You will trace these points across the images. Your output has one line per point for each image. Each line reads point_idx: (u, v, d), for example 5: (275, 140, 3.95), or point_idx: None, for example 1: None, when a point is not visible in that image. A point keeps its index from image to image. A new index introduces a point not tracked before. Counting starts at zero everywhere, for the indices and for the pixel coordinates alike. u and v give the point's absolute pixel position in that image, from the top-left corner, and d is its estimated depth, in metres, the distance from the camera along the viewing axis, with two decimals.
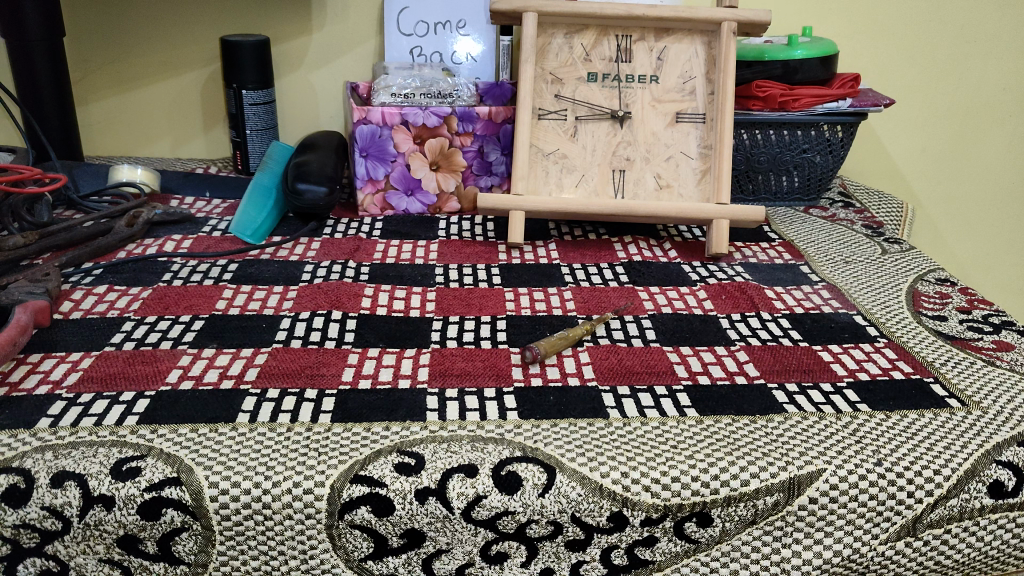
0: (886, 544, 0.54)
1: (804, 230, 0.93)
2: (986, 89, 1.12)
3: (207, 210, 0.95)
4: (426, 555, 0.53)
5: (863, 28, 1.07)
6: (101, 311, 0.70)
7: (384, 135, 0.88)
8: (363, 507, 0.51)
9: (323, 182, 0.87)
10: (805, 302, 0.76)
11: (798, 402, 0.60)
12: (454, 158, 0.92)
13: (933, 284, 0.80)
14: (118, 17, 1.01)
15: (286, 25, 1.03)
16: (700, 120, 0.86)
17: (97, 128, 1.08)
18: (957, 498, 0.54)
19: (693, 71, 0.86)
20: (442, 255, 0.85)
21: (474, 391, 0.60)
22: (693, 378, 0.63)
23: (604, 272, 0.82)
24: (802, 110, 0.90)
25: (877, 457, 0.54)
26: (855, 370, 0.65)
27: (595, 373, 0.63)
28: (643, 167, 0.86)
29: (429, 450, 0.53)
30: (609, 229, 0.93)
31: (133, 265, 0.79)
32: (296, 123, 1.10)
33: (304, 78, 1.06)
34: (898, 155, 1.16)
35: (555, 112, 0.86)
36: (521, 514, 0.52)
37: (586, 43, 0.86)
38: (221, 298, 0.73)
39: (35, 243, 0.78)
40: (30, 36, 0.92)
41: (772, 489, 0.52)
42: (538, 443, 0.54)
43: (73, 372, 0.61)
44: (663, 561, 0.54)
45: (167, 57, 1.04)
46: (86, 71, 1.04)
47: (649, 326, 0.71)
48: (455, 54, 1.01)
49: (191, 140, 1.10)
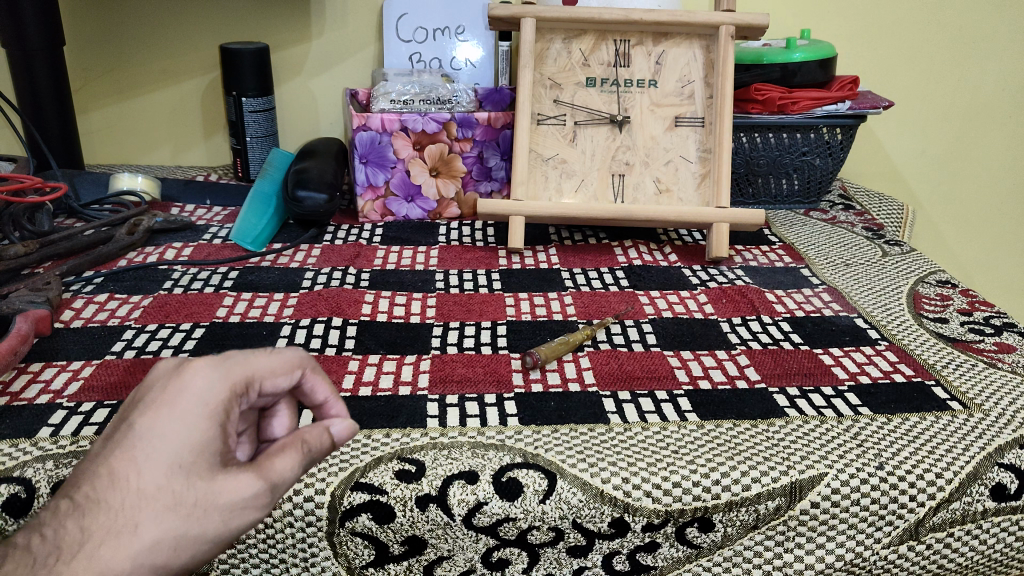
0: (889, 548, 0.54)
1: (804, 233, 0.93)
2: (986, 90, 1.12)
3: (208, 218, 0.95)
4: (428, 561, 0.53)
5: (862, 31, 1.07)
6: (102, 319, 0.70)
7: (384, 141, 0.89)
8: (364, 514, 0.51)
9: (322, 189, 0.87)
10: (806, 305, 0.76)
11: (800, 406, 0.60)
12: (454, 163, 0.92)
13: (934, 286, 0.80)
14: (118, 25, 1.01)
15: (286, 33, 1.03)
16: (700, 124, 0.87)
17: (98, 137, 1.08)
18: (960, 501, 0.54)
19: (691, 75, 0.86)
20: (443, 261, 0.85)
21: (475, 397, 0.60)
22: (694, 383, 0.63)
23: (604, 276, 0.82)
24: (801, 113, 0.90)
25: (880, 461, 0.54)
26: (857, 373, 0.65)
27: (595, 378, 0.63)
28: (643, 172, 0.86)
29: (429, 457, 0.53)
30: (609, 233, 0.93)
31: (134, 273, 0.79)
32: (297, 130, 1.10)
33: (304, 84, 1.07)
34: (899, 157, 1.16)
35: (554, 117, 0.86)
36: (523, 521, 0.51)
37: (585, 47, 0.86)
38: (222, 306, 0.74)
39: (35, 253, 0.77)
40: (30, 46, 0.92)
41: (774, 493, 0.52)
42: (538, 449, 0.54)
43: (74, 381, 0.61)
44: (665, 565, 0.54)
45: (167, 65, 1.04)
46: (86, 80, 1.04)
47: (649, 330, 0.71)
48: (454, 59, 1.01)
49: (192, 147, 1.10)
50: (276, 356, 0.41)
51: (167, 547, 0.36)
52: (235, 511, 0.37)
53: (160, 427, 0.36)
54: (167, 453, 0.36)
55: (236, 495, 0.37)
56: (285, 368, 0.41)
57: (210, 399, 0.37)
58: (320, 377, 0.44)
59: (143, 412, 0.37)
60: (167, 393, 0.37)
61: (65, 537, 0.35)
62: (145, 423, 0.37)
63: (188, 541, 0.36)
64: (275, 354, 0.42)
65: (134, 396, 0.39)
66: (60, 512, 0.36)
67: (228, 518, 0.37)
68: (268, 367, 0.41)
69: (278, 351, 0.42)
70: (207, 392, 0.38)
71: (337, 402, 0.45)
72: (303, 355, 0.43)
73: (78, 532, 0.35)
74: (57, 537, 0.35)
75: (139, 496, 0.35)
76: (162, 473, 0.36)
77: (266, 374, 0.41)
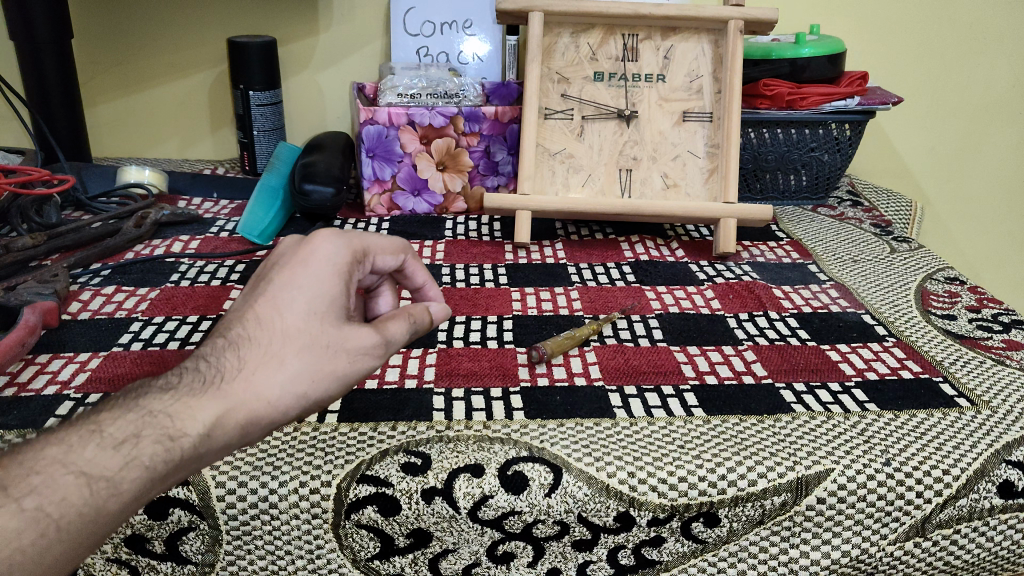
0: (895, 544, 0.54)
1: (812, 229, 0.93)
2: (996, 87, 1.11)
3: (215, 211, 0.95)
4: (433, 554, 0.53)
5: (871, 25, 1.07)
6: (109, 311, 0.71)
7: (391, 135, 0.88)
8: (369, 506, 0.51)
9: (329, 182, 0.87)
10: (813, 301, 0.76)
11: (807, 402, 0.60)
12: (461, 158, 0.92)
13: (942, 283, 0.80)
14: (126, 18, 1.01)
15: (294, 26, 1.03)
16: (707, 119, 0.86)
17: (106, 130, 1.08)
18: (968, 498, 0.53)
19: (700, 69, 0.86)
20: (450, 255, 0.85)
21: (481, 390, 0.60)
22: (701, 378, 0.63)
23: (611, 271, 0.82)
24: (809, 108, 0.90)
25: (886, 456, 0.54)
26: (864, 369, 0.65)
27: (601, 373, 0.63)
28: (650, 167, 0.86)
29: (435, 449, 0.53)
30: (616, 228, 0.93)
31: (141, 266, 0.79)
32: (304, 124, 1.10)
33: (311, 78, 1.07)
34: (908, 153, 1.15)
35: (562, 112, 0.86)
36: (528, 514, 0.52)
37: (592, 41, 0.86)
38: (228, 299, 0.74)
39: (43, 245, 0.77)
40: (39, 39, 0.93)
41: (780, 489, 0.52)
42: (544, 443, 0.54)
43: (82, 372, 0.61)
44: (671, 561, 0.54)
45: (175, 58, 1.04)
46: (94, 73, 1.04)
47: (656, 325, 0.71)
48: (461, 54, 1.01)
49: (200, 141, 1.10)
50: (387, 240, 0.52)
51: (308, 374, 0.44)
52: (361, 354, 0.46)
53: (299, 281, 0.46)
54: (309, 299, 0.46)
55: (363, 340, 0.46)
56: (394, 249, 0.52)
57: (339, 260, 0.47)
58: (419, 264, 0.54)
59: (283, 272, 0.47)
60: (302, 257, 0.47)
61: (224, 363, 0.44)
62: (286, 279, 0.46)
63: (323, 375, 0.44)
64: (385, 238, 0.52)
65: (266, 269, 0.49)
66: (216, 346, 0.45)
67: (353, 360, 0.45)
68: (378, 249, 0.51)
69: (388, 237, 0.52)
70: (333, 257, 0.47)
71: (432, 287, 0.55)
72: (406, 244, 0.53)
73: (236, 360, 0.44)
74: (216, 364, 0.44)
75: (283, 333, 0.44)
76: (305, 312, 0.45)
77: (379, 252, 0.51)
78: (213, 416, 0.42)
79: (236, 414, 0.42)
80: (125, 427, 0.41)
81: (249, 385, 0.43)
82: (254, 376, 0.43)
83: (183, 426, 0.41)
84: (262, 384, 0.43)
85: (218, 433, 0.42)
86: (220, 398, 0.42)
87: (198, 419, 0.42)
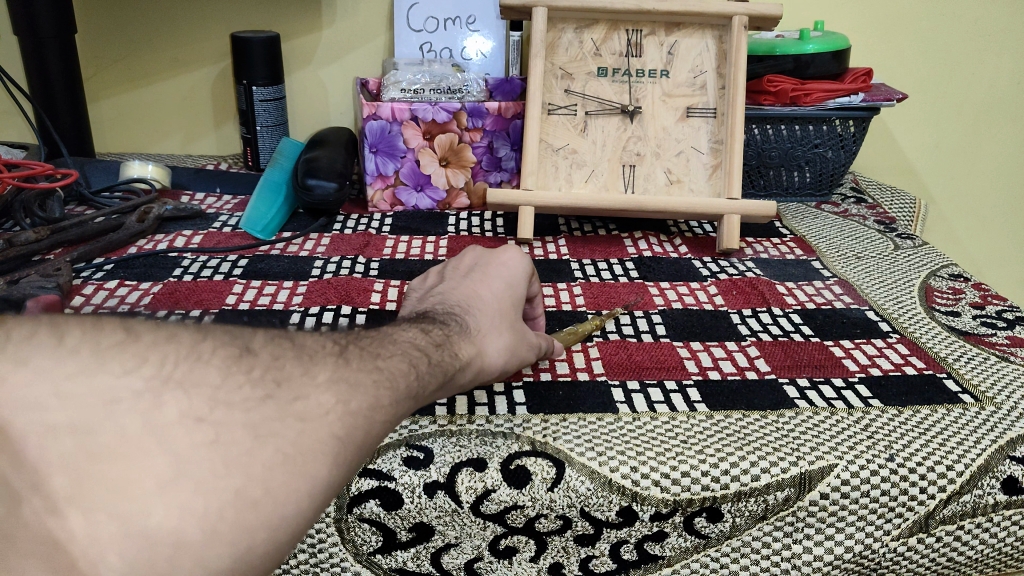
0: (898, 540, 0.54)
1: (815, 224, 0.93)
2: (1001, 84, 1.11)
3: (218, 206, 0.95)
4: (436, 548, 0.52)
5: (876, 22, 1.06)
6: (110, 304, 0.70)
7: (394, 131, 0.88)
8: (372, 500, 0.51)
9: (332, 178, 0.86)
10: (817, 298, 0.76)
11: (809, 397, 0.60)
12: (464, 153, 0.92)
13: (947, 280, 0.79)
14: (128, 14, 1.01)
15: (297, 23, 1.03)
16: (711, 115, 0.86)
17: (109, 125, 1.08)
18: (971, 494, 0.53)
19: (704, 65, 0.86)
20: (452, 250, 0.85)
21: (485, 385, 0.60)
22: (704, 373, 0.63)
23: (615, 268, 0.82)
24: (813, 105, 0.89)
25: (890, 452, 0.53)
26: (868, 365, 0.64)
27: (605, 368, 0.63)
28: (654, 162, 0.86)
29: (438, 444, 0.53)
30: (619, 223, 0.93)
31: (144, 260, 0.79)
32: (307, 120, 1.10)
33: (314, 74, 1.07)
34: (911, 151, 1.15)
35: (565, 107, 0.86)
36: (530, 508, 0.51)
37: (596, 37, 0.86)
38: (231, 293, 0.74)
39: (46, 239, 0.78)
40: (42, 35, 0.93)
41: (783, 484, 0.52)
42: (548, 437, 0.54)
43: None
44: (673, 556, 0.53)
45: (179, 54, 1.04)
46: (98, 68, 1.04)
47: (659, 321, 0.71)
48: (465, 50, 1.01)
49: (203, 136, 1.10)
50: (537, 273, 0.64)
51: (514, 346, 0.54)
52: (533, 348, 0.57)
53: (504, 281, 0.57)
54: (513, 291, 0.57)
55: (535, 339, 0.57)
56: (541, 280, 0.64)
57: (527, 270, 0.59)
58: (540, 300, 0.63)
59: (487, 273, 0.58)
60: (498, 260, 0.59)
61: (465, 319, 0.52)
62: (492, 278, 0.57)
63: (519, 354, 0.55)
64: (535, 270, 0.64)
65: (457, 269, 0.59)
66: (453, 310, 0.53)
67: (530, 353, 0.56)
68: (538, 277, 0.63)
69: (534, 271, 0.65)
70: (523, 269, 0.59)
71: (542, 318, 0.64)
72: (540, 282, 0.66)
73: (474, 322, 0.52)
74: (460, 319, 0.52)
75: (500, 314, 0.55)
76: (509, 301, 0.56)
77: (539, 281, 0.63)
78: (471, 356, 0.50)
79: (479, 361, 0.51)
80: (437, 334, 0.49)
81: (485, 342, 0.52)
82: (488, 334, 0.52)
83: (461, 353, 0.49)
84: (493, 344, 0.52)
85: (466, 371, 0.50)
86: (472, 345, 0.50)
87: (466, 351, 0.49)
